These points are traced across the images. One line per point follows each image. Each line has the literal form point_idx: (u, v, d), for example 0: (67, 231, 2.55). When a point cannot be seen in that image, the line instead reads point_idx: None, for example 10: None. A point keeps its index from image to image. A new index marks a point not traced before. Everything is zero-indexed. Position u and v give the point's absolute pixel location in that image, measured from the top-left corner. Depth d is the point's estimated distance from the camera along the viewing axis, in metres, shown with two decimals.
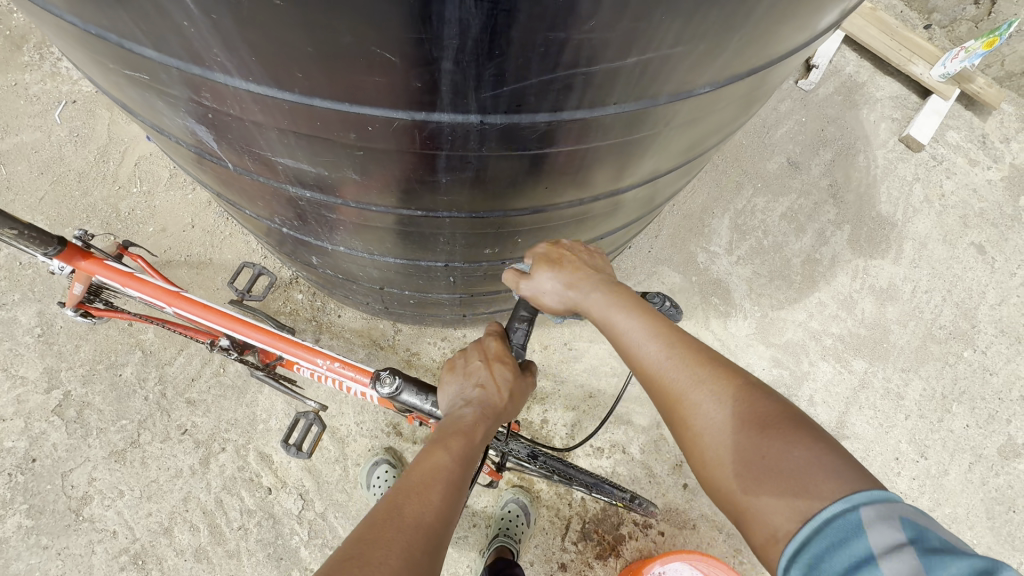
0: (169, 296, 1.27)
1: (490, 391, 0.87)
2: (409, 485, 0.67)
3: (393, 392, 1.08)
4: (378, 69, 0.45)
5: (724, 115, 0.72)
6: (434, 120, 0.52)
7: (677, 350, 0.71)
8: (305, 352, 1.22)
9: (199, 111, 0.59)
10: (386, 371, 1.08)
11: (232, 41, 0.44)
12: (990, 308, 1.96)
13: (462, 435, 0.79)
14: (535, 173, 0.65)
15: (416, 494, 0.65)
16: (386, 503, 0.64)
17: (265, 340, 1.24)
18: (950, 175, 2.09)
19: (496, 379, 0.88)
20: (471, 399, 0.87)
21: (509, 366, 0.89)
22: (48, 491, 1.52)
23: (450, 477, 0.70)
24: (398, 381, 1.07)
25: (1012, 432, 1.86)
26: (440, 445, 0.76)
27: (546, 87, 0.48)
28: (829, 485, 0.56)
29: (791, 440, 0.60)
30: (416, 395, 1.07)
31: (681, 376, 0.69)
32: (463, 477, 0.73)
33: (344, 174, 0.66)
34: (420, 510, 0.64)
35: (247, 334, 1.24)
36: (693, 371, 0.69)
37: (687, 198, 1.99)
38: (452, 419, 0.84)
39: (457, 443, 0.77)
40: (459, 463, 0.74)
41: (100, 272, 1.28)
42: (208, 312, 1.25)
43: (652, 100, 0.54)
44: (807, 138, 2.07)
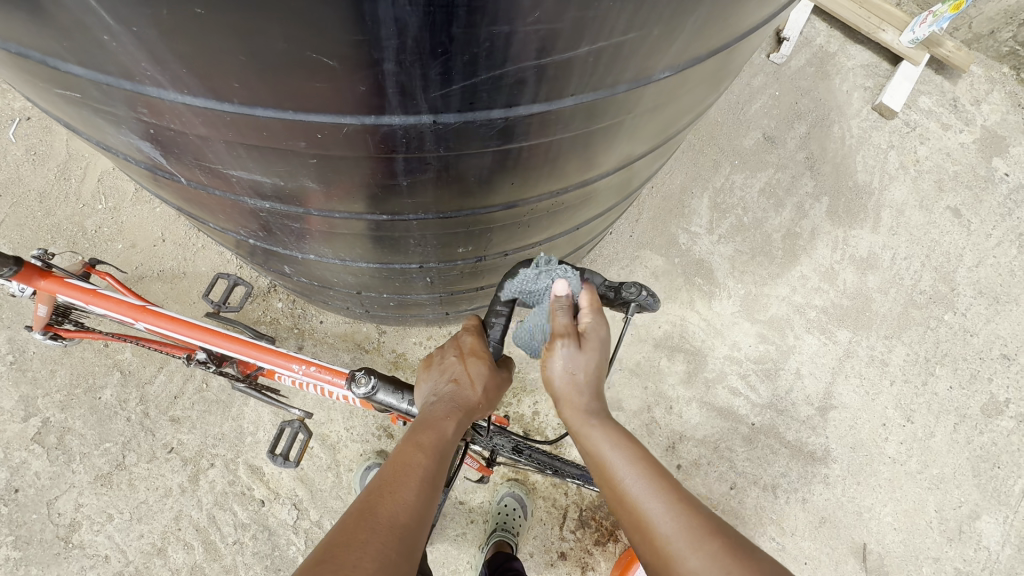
0: (136, 311, 1.23)
1: (463, 385, 0.85)
2: (381, 484, 0.67)
3: (368, 392, 1.06)
4: (319, 74, 0.43)
5: (692, 96, 0.70)
6: (386, 123, 0.50)
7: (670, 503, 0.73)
8: (280, 358, 1.20)
9: (140, 127, 0.56)
10: (360, 371, 1.07)
11: (159, 53, 0.42)
12: (967, 270, 1.99)
13: (434, 430, 0.78)
14: (499, 170, 0.63)
15: (389, 493, 0.65)
16: (361, 505, 0.64)
17: (241, 350, 1.21)
18: (924, 141, 2.10)
19: (470, 373, 0.86)
20: (444, 393, 0.85)
21: (483, 360, 0.86)
22: (35, 521, 1.49)
23: (423, 477, 0.70)
24: (373, 380, 1.06)
25: (994, 390, 1.89)
26: (411, 441, 0.75)
27: (497, 83, 0.46)
28: None
29: None
30: (392, 394, 1.06)
31: (679, 535, 0.69)
32: (438, 475, 0.72)
33: (302, 183, 0.63)
34: (394, 509, 0.64)
35: (219, 345, 1.21)
36: (689, 526, 0.70)
37: (665, 180, 1.98)
38: (425, 413, 0.83)
39: (429, 438, 0.76)
40: (433, 459, 0.74)
41: (61, 290, 1.24)
42: (177, 324, 1.22)
43: (611, 90, 0.53)
44: (781, 112, 2.06)
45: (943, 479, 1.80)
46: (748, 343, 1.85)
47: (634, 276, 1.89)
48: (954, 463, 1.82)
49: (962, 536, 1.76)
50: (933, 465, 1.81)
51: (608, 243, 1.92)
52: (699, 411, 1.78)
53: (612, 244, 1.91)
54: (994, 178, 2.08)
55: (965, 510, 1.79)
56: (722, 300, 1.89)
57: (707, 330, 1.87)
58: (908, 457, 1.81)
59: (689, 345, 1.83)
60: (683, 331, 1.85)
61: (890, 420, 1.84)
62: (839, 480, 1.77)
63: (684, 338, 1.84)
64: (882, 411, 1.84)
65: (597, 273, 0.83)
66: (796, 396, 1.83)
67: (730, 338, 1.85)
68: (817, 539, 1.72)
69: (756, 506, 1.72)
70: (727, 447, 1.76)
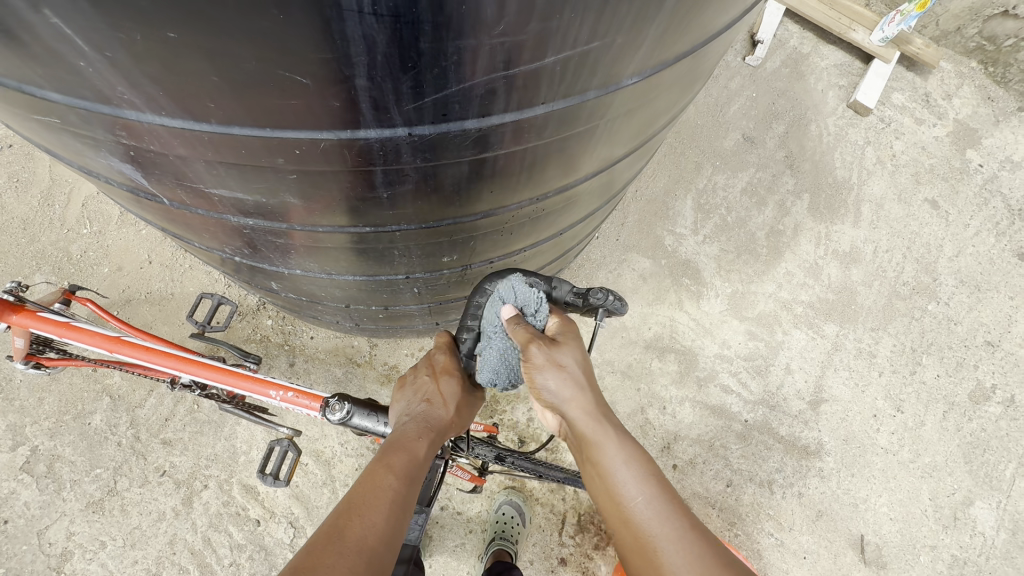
0: (110, 342, 1.22)
1: (435, 404, 0.85)
2: (350, 506, 0.67)
3: (343, 418, 1.06)
4: (292, 92, 0.44)
5: (664, 100, 0.72)
6: (362, 137, 0.51)
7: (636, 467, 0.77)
8: (257, 385, 1.19)
9: (120, 149, 0.57)
10: (334, 398, 1.07)
11: (134, 76, 0.43)
12: (948, 260, 2.03)
13: (406, 450, 0.78)
14: (478, 178, 0.64)
15: (357, 516, 0.66)
16: (328, 529, 0.64)
17: (217, 378, 1.20)
18: (899, 136, 2.15)
19: (443, 393, 0.86)
20: (416, 413, 0.85)
21: (456, 378, 0.87)
22: (25, 552, 1.46)
23: (393, 499, 0.70)
24: (347, 405, 1.06)
25: (980, 376, 1.92)
26: (382, 462, 0.75)
27: (468, 94, 0.48)
28: None
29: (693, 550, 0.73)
30: (367, 417, 1.05)
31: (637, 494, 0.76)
32: (409, 496, 0.72)
33: (284, 199, 0.64)
34: (361, 533, 0.64)
35: (198, 373, 1.21)
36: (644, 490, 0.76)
37: (649, 183, 2.01)
38: (397, 433, 0.83)
39: (400, 460, 0.75)
40: (404, 481, 0.74)
41: (33, 324, 1.24)
42: (152, 355, 1.21)
43: (581, 96, 0.55)
44: (759, 113, 2.10)
45: (936, 467, 1.83)
46: (737, 341, 1.87)
47: (622, 279, 1.91)
48: (945, 450, 1.84)
49: (957, 523, 1.78)
50: (925, 454, 1.84)
51: (595, 247, 1.94)
52: (693, 410, 1.79)
53: (598, 248, 1.94)
54: (969, 169, 2.13)
55: (959, 497, 1.80)
56: (710, 299, 1.91)
57: (697, 329, 1.89)
58: (900, 446, 1.83)
59: (679, 345, 1.85)
60: (673, 331, 1.87)
61: (880, 411, 1.86)
62: (833, 473, 1.79)
63: (674, 339, 1.86)
64: (872, 402, 1.87)
65: (566, 281, 0.84)
66: (787, 391, 1.85)
67: (719, 337, 1.87)
68: (815, 533, 1.73)
69: (754, 503, 1.73)
70: (722, 445, 1.77)
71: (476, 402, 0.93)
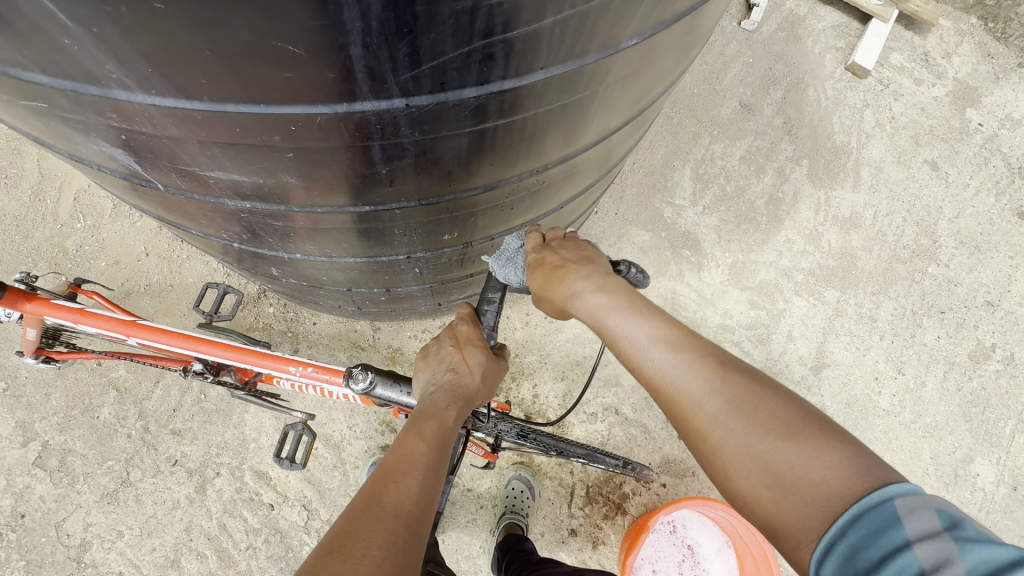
0: (126, 327, 1.22)
1: (462, 373, 0.86)
2: (385, 473, 0.67)
3: (367, 388, 1.06)
4: (287, 63, 0.43)
5: (663, 63, 0.70)
6: (359, 110, 0.50)
7: (674, 348, 0.66)
8: (276, 361, 1.20)
9: (113, 133, 0.55)
10: (358, 367, 1.07)
11: (121, 52, 0.41)
12: (948, 222, 2.02)
13: (435, 419, 0.79)
14: (477, 150, 0.63)
15: (393, 483, 0.66)
16: (364, 495, 0.64)
17: (232, 357, 1.20)
18: (897, 98, 2.11)
19: (468, 362, 0.87)
20: (443, 383, 0.86)
21: (480, 348, 0.88)
22: (44, 544, 1.49)
23: (426, 464, 0.71)
24: (371, 374, 1.06)
25: (980, 336, 1.93)
26: (413, 431, 0.75)
27: (466, 60, 0.47)
28: (860, 484, 0.52)
29: (815, 443, 0.56)
30: (391, 387, 1.06)
31: (689, 387, 0.64)
32: (439, 462, 0.73)
33: (282, 180, 0.63)
34: (398, 498, 0.64)
35: (213, 353, 1.20)
36: (701, 380, 0.63)
37: (647, 155, 1.98)
38: (425, 404, 0.84)
39: (431, 427, 0.77)
40: (436, 447, 0.74)
41: (49, 312, 1.23)
42: (168, 337, 1.21)
43: (580, 61, 0.53)
44: (756, 79, 2.06)
45: (937, 427, 1.85)
46: (739, 310, 1.88)
47: (623, 253, 1.91)
48: (946, 410, 1.87)
49: (958, 480, 1.82)
50: (926, 414, 1.86)
51: (594, 222, 1.93)
52: None
53: (597, 223, 1.93)
54: (968, 129, 2.10)
55: (959, 455, 1.84)
56: (711, 269, 1.91)
57: (698, 300, 1.89)
58: (901, 408, 1.86)
59: (681, 317, 1.86)
60: (674, 303, 1.87)
61: (881, 373, 1.88)
62: None
63: (676, 311, 1.86)
64: (873, 365, 1.88)
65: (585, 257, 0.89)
66: (789, 357, 1.87)
67: (720, 307, 1.88)
68: None
69: None
70: None
71: (498, 373, 0.94)
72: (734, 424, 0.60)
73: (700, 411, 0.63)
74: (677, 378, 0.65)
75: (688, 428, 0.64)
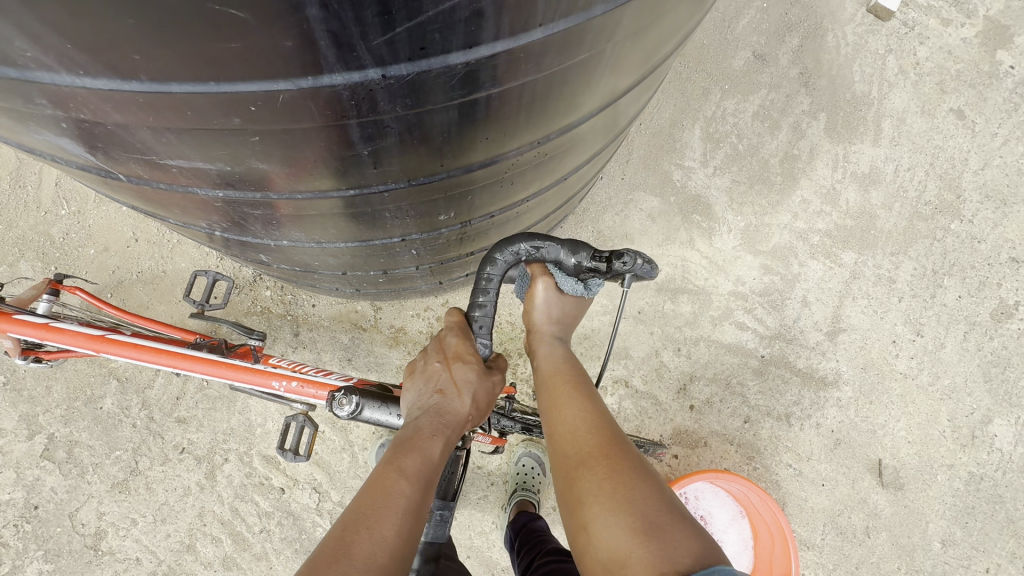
0: (94, 344, 1.17)
1: (449, 396, 0.88)
2: (358, 516, 0.70)
3: (353, 413, 1.04)
4: (230, 32, 0.36)
5: (681, 10, 0.61)
6: (327, 85, 0.43)
7: (568, 374, 0.97)
8: (257, 376, 1.18)
9: (53, 123, 0.49)
10: (341, 392, 1.03)
11: (28, 25, 0.35)
12: (974, 174, 1.90)
13: (419, 451, 0.81)
14: (472, 125, 0.55)
15: (367, 528, 0.68)
16: (336, 539, 0.67)
17: (212, 372, 1.18)
18: (923, 41, 1.94)
19: (456, 381, 0.89)
20: (430, 405, 0.88)
21: (469, 365, 0.89)
22: (61, 533, 1.53)
23: (406, 505, 0.73)
24: (356, 399, 1.03)
25: (1003, 294, 1.86)
26: (395, 464, 0.78)
27: (450, 19, 0.40)
28: (636, 485, 0.76)
29: (622, 456, 0.82)
30: (379, 410, 1.05)
31: (564, 396, 0.94)
32: (419, 500, 0.76)
33: (253, 167, 0.56)
34: (372, 546, 0.67)
35: (192, 368, 1.18)
36: (575, 396, 0.93)
37: (653, 115, 1.86)
38: (410, 429, 0.86)
39: (413, 462, 0.79)
40: (417, 483, 0.77)
41: (12, 329, 1.19)
42: (142, 351, 1.17)
43: (586, 14, 0.45)
44: (771, 26, 1.90)
45: (955, 389, 1.81)
46: (752, 277, 1.82)
47: (630, 221, 1.83)
48: (965, 371, 1.82)
49: (975, 441, 1.79)
50: (944, 376, 1.82)
51: (599, 189, 1.84)
52: (707, 349, 1.78)
53: (603, 190, 1.84)
54: (999, 73, 1.93)
55: (977, 416, 1.80)
56: (723, 235, 1.83)
57: (709, 267, 1.83)
58: (919, 370, 1.82)
59: (692, 285, 1.80)
60: (685, 272, 1.81)
61: (899, 336, 1.83)
62: (851, 402, 1.80)
63: (686, 280, 1.80)
64: (891, 328, 1.83)
65: (586, 248, 0.83)
66: (804, 323, 1.81)
67: (733, 274, 1.81)
68: (833, 461, 1.78)
69: (772, 436, 1.76)
70: (738, 382, 1.77)
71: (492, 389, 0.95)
72: (579, 422, 0.89)
73: (564, 411, 0.91)
74: (562, 390, 0.95)
75: (551, 423, 0.92)
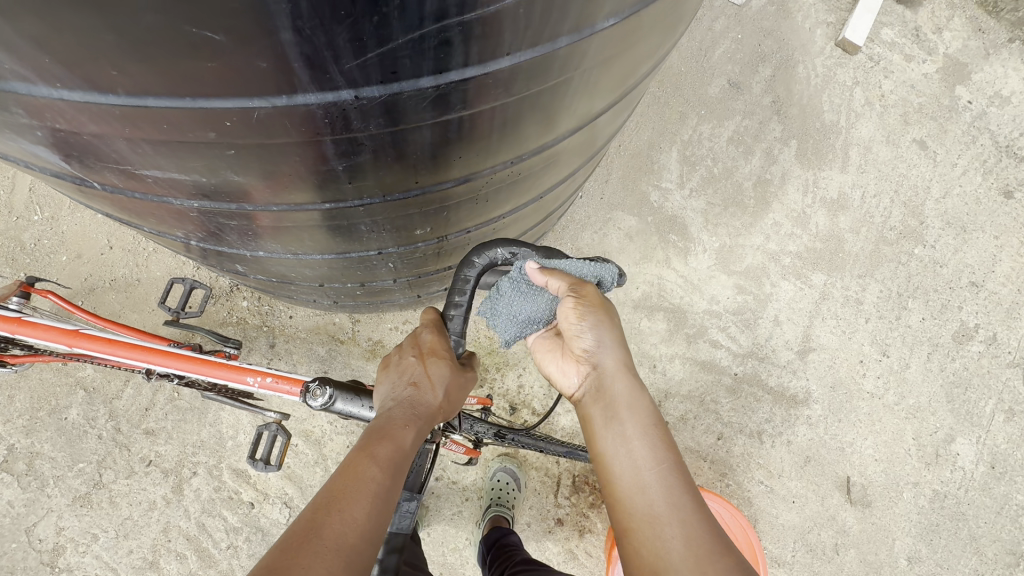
0: (69, 337, 1.15)
1: (423, 389, 0.86)
2: (328, 499, 0.70)
3: (326, 403, 1.04)
4: (205, 51, 0.37)
5: (648, 41, 0.64)
6: (301, 103, 0.44)
7: (643, 440, 0.89)
8: (232, 372, 1.15)
9: (28, 131, 0.50)
10: (314, 384, 1.04)
11: (6, 39, 0.37)
12: (935, 202, 2.00)
13: (391, 441, 0.80)
14: (444, 145, 0.57)
15: (337, 511, 0.69)
16: (305, 523, 0.67)
17: (188, 367, 1.15)
18: (888, 75, 2.04)
19: (430, 376, 0.86)
20: (403, 398, 0.86)
21: (444, 360, 0.86)
22: (16, 549, 1.47)
23: (376, 492, 0.73)
24: (329, 390, 1.04)
25: (964, 317, 1.93)
26: (366, 453, 0.77)
27: (420, 46, 0.42)
28: None
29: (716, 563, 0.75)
30: (352, 402, 1.04)
31: (637, 471, 0.86)
32: (389, 486, 0.75)
33: (229, 179, 0.57)
34: (340, 530, 0.67)
35: (166, 364, 1.15)
36: (652, 472, 0.86)
37: (633, 137, 1.92)
38: (382, 420, 0.84)
39: (384, 450, 0.78)
40: (388, 472, 0.76)
41: None
42: (115, 346, 1.15)
43: (552, 44, 0.48)
44: (745, 56, 1.98)
45: (919, 408, 1.87)
46: (726, 296, 1.86)
47: (608, 239, 1.87)
48: (928, 391, 1.88)
49: (939, 459, 1.85)
50: (909, 396, 1.88)
51: (579, 207, 1.88)
52: (683, 366, 1.81)
53: (582, 208, 1.88)
54: (958, 107, 2.04)
55: (941, 435, 1.86)
56: (698, 255, 1.88)
57: (685, 286, 1.87)
58: (885, 390, 1.87)
59: (668, 303, 1.84)
60: (661, 290, 1.85)
61: (866, 356, 1.88)
62: (821, 420, 1.84)
63: (662, 298, 1.84)
64: (858, 348, 1.89)
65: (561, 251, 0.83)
66: (775, 342, 1.86)
67: (707, 293, 1.86)
68: (804, 478, 1.81)
69: (744, 453, 1.79)
70: (712, 399, 1.80)
71: (466, 383, 0.94)
72: (660, 510, 0.82)
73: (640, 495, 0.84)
74: (636, 461, 0.87)
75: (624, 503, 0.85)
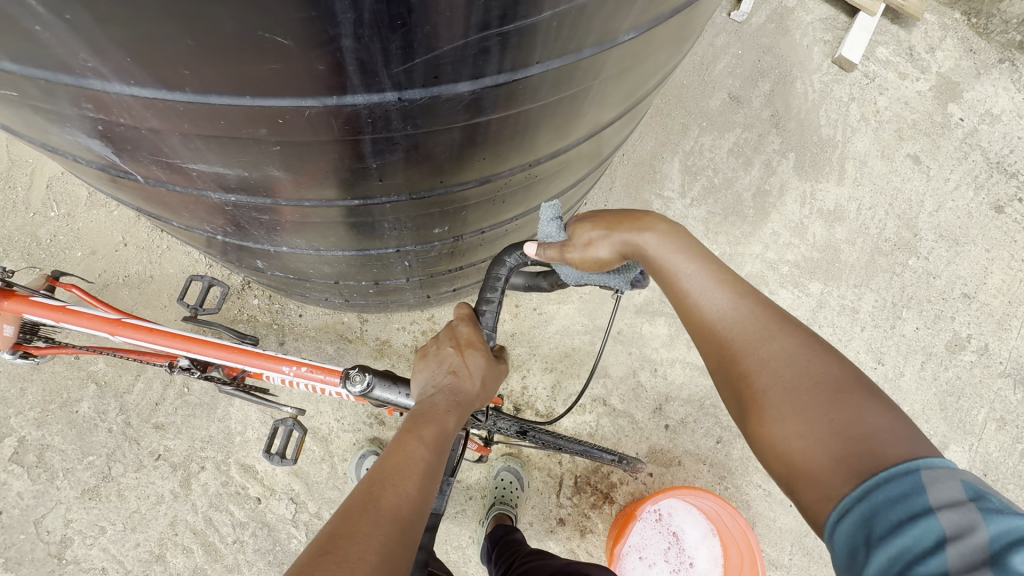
0: (112, 325, 1.21)
1: (462, 377, 0.89)
2: (382, 474, 0.71)
3: (364, 390, 1.07)
4: (271, 55, 0.41)
5: (660, 55, 0.69)
6: (349, 104, 0.48)
7: (758, 354, 0.67)
8: (268, 361, 1.19)
9: (88, 124, 0.53)
10: (355, 369, 1.08)
11: (93, 41, 0.40)
12: (929, 215, 2.05)
13: (436, 424, 0.82)
14: (471, 146, 0.61)
15: (391, 485, 0.70)
16: (362, 493, 0.67)
17: (226, 357, 1.20)
18: (882, 92, 2.11)
19: (468, 365, 0.90)
20: (443, 385, 0.89)
21: (480, 352, 0.92)
22: (23, 541, 1.48)
23: (424, 469, 0.74)
24: (369, 376, 1.07)
25: (957, 327, 1.98)
26: (413, 435, 0.79)
27: (461, 54, 0.46)
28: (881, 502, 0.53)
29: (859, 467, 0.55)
30: (389, 389, 1.07)
31: (755, 391, 0.66)
32: (434, 464, 0.77)
33: (269, 173, 0.60)
34: (395, 500, 0.68)
35: (205, 352, 1.20)
36: (775, 387, 0.64)
37: (636, 147, 1.97)
38: (425, 406, 0.86)
39: (430, 431, 0.80)
40: (434, 451, 0.78)
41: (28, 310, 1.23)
42: (154, 336, 1.19)
43: (577, 55, 0.52)
44: (745, 71, 2.05)
45: (914, 416, 1.91)
46: None
47: None
48: (922, 399, 1.92)
49: None
50: (903, 403, 1.92)
51: None
52: (683, 370, 1.84)
53: None
54: (950, 124, 2.10)
55: (934, 442, 1.90)
56: None
57: None
58: None
59: (669, 308, 1.87)
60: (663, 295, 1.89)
61: (862, 364, 1.93)
62: None
63: (663, 303, 1.88)
64: (853, 356, 1.93)
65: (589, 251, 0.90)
66: None
67: None
68: None
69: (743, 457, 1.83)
70: (712, 404, 1.84)
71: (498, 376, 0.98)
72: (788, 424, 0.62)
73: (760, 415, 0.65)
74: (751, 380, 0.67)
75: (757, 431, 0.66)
